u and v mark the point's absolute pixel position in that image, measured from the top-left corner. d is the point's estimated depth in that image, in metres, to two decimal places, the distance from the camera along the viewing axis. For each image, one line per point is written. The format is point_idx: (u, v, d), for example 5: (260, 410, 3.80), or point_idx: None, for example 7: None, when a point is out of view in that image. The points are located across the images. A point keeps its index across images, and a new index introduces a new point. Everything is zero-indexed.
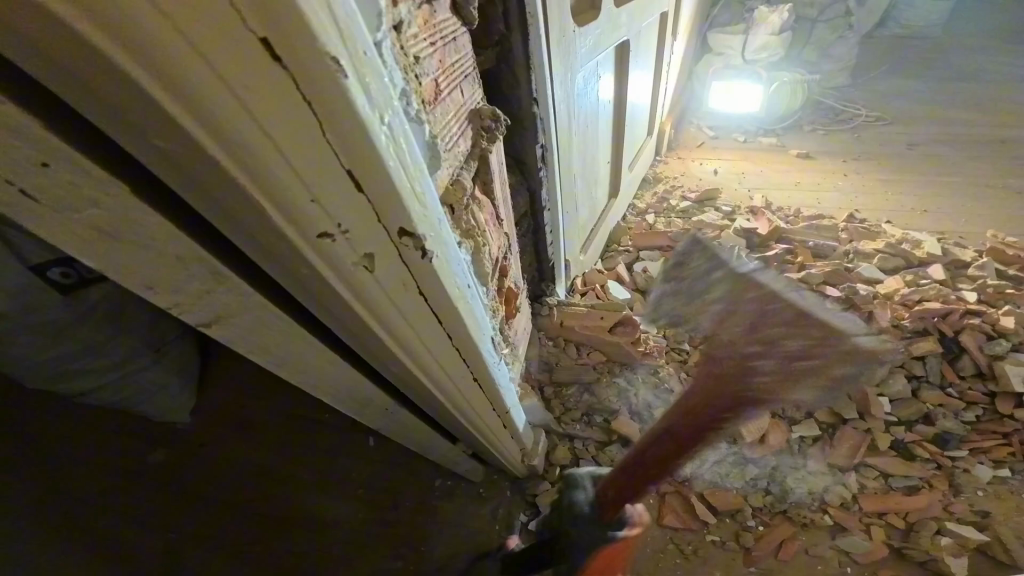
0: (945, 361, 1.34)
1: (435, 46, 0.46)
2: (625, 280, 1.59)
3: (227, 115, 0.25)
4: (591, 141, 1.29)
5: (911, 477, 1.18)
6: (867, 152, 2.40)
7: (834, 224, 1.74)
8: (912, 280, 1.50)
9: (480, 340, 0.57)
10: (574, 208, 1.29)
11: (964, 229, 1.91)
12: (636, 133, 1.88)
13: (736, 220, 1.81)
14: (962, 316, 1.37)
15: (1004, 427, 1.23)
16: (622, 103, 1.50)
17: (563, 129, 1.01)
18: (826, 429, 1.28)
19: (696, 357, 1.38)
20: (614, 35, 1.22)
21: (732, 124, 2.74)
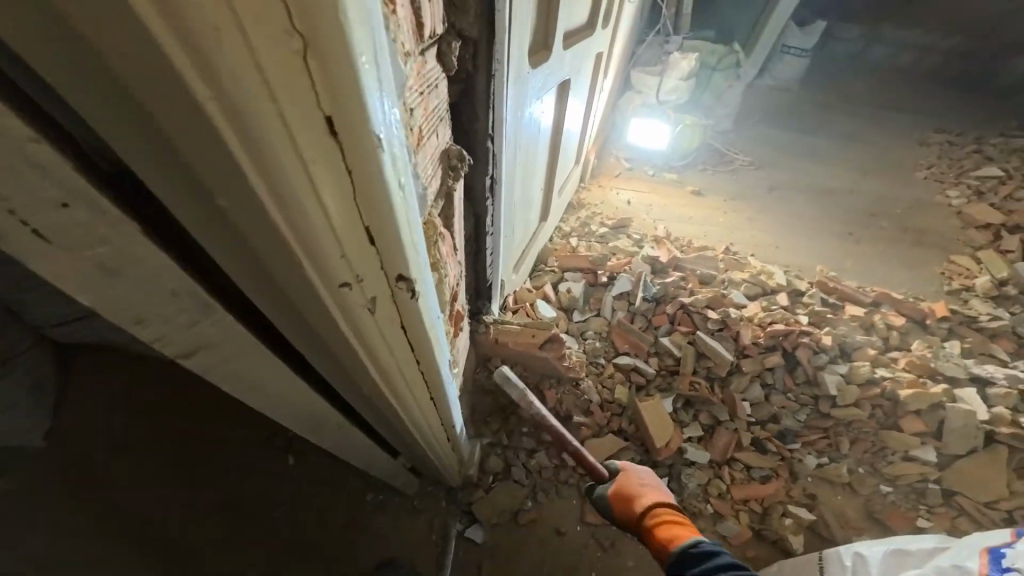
0: (786, 370, 1.65)
1: (422, 95, 0.52)
2: (551, 298, 1.73)
3: (286, 180, 0.29)
4: (529, 169, 1.40)
5: (765, 467, 1.48)
6: (740, 194, 2.90)
7: (716, 255, 2.09)
8: (767, 305, 1.82)
9: (442, 365, 0.62)
10: (511, 231, 1.38)
11: (806, 263, 2.40)
12: (566, 161, 2.06)
13: (643, 248, 2.07)
14: (798, 334, 1.68)
15: (825, 422, 1.57)
16: (557, 136, 1.64)
17: (510, 163, 1.11)
18: (706, 429, 1.53)
19: (610, 371, 1.56)
20: (557, 77, 1.34)
21: (645, 159, 3.12)
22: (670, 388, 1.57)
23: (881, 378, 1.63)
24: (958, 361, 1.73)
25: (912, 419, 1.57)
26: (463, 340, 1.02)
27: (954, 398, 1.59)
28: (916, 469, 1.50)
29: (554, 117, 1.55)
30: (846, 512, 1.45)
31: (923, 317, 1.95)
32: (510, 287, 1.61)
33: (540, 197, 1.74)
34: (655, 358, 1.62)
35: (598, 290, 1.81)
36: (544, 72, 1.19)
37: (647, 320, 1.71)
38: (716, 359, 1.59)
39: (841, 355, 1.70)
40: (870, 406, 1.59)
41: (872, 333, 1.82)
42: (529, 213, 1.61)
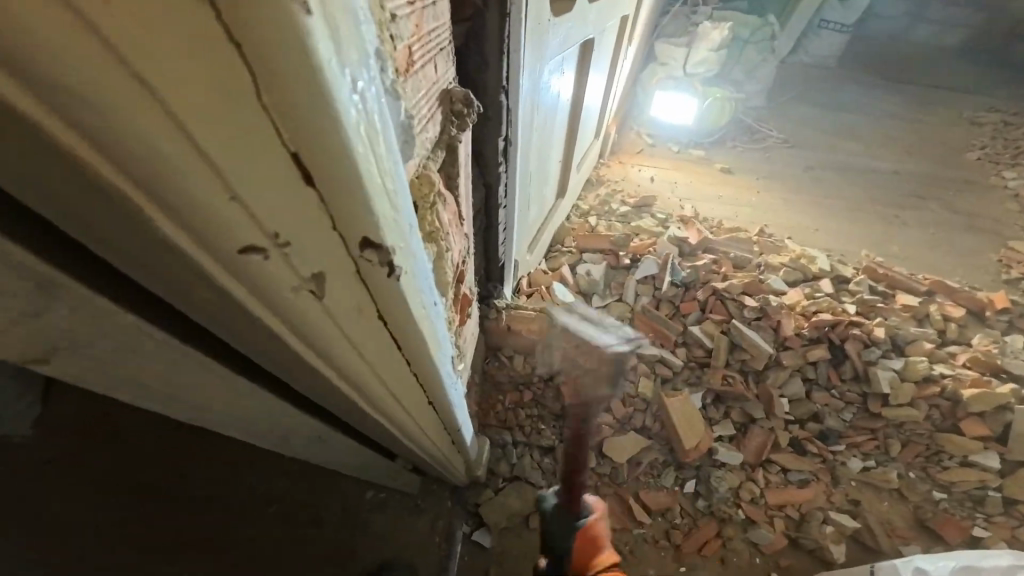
0: (831, 366, 1.48)
1: (412, 5, 0.37)
2: (568, 282, 1.60)
3: (95, 77, 0.17)
4: (547, 138, 1.25)
5: (804, 470, 1.34)
6: (775, 172, 2.68)
7: (750, 237, 1.90)
8: (810, 293, 1.64)
9: (439, 361, 0.50)
10: (526, 207, 1.24)
11: (848, 247, 2.20)
12: (587, 133, 1.89)
13: (669, 229, 1.91)
14: (846, 325, 1.50)
15: (873, 423, 1.42)
16: (580, 101, 1.48)
17: (527, 124, 0.97)
18: (739, 429, 1.40)
19: (634, 364, 1.42)
20: (582, 26, 1.17)
21: (671, 134, 2.91)
22: (700, 382, 1.43)
23: (938, 375, 1.45)
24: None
25: (973, 421, 1.40)
26: (473, 326, 0.91)
27: (1021, 400, 1.41)
28: (975, 477, 1.34)
29: (577, 77, 1.38)
30: (894, 522, 1.30)
31: (983, 308, 1.75)
32: (524, 268, 1.47)
33: (559, 170, 1.59)
34: (682, 348, 1.48)
35: (621, 273, 1.66)
36: (568, 17, 1.02)
37: (675, 308, 1.56)
38: (752, 352, 1.44)
39: (892, 349, 1.52)
40: (926, 406, 1.42)
41: (926, 325, 1.64)
42: (547, 187, 1.47)
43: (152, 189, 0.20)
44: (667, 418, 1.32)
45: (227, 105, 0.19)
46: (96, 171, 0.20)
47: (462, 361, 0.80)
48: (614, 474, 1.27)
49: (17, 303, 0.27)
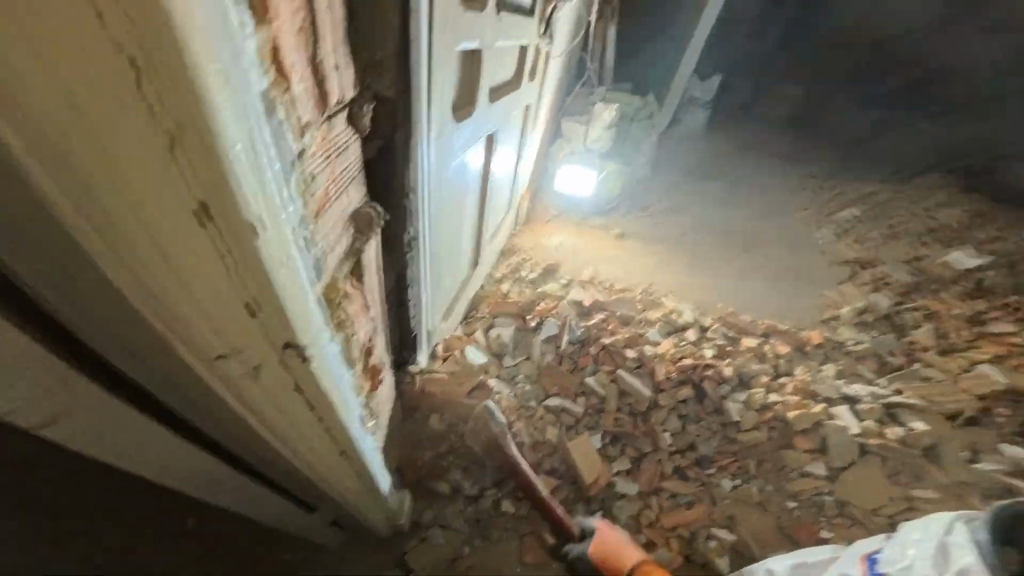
0: (697, 402, 1.83)
1: (329, 155, 0.71)
2: (482, 343, 1.84)
3: (138, 246, 0.43)
4: (457, 216, 1.51)
5: (689, 494, 1.67)
6: (658, 236, 3.23)
7: (635, 296, 2.30)
8: (676, 342, 2.03)
9: (330, 409, 0.75)
10: (440, 276, 1.46)
11: (714, 299, 2.70)
12: (499, 202, 2.21)
13: (569, 292, 2.25)
14: (702, 368, 1.88)
15: (732, 446, 1.76)
16: (488, 176, 1.77)
17: (436, 224, 1.23)
18: (635, 463, 1.71)
19: (540, 413, 1.71)
20: (479, 143, 1.50)
21: (574, 205, 3.39)
22: (596, 426, 1.73)
23: (773, 402, 1.86)
24: (834, 382, 2.01)
25: (801, 438, 1.79)
26: (389, 378, 1.14)
27: (831, 415, 1.85)
28: (810, 484, 1.70)
29: (484, 159, 1.69)
30: (761, 531, 1.60)
31: (806, 344, 2.25)
32: (439, 336, 1.67)
33: (470, 247, 1.86)
34: (581, 398, 1.77)
35: (528, 334, 1.91)
36: (465, 142, 1.34)
37: (574, 362, 1.85)
38: (636, 397, 1.77)
39: (739, 383, 1.91)
40: (767, 428, 1.79)
41: (766, 361, 2.08)
42: (462, 252, 1.72)
43: (148, 298, 0.47)
44: (574, 460, 1.62)
45: (193, 264, 0.46)
46: (125, 292, 0.46)
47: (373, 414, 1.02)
48: (532, 516, 1.45)
49: (42, 381, 0.49)
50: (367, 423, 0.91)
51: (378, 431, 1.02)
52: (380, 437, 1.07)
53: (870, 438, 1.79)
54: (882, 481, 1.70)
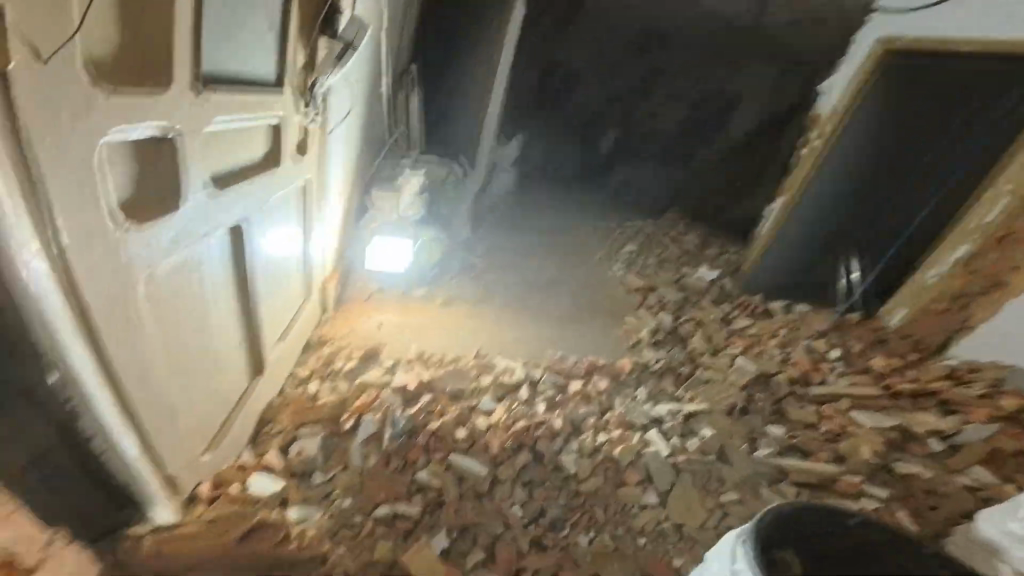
0: (538, 463, 1.91)
1: None
2: (276, 466, 1.78)
3: None
4: (179, 305, 1.42)
5: (548, 566, 1.67)
6: (482, 297, 3.30)
7: (465, 364, 2.31)
8: (509, 406, 2.07)
9: None
10: (157, 385, 1.37)
11: (540, 343, 2.89)
12: (286, 287, 2.10)
13: (394, 376, 2.18)
14: (532, 431, 1.97)
15: (581, 498, 1.84)
16: (243, 267, 1.72)
17: (105, 347, 1.17)
18: (490, 548, 1.68)
19: (367, 528, 1.64)
20: (195, 245, 1.43)
21: (392, 278, 3.24)
22: (436, 523, 1.69)
23: (601, 443, 2.02)
24: (642, 409, 2.26)
25: (629, 472, 1.95)
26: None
27: (646, 442, 2.07)
28: (653, 515, 1.88)
29: (231, 250, 1.65)
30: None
31: (617, 375, 2.52)
32: (187, 466, 1.55)
33: (229, 352, 1.73)
34: (416, 496, 1.74)
35: (342, 438, 1.89)
36: (157, 250, 1.28)
37: (403, 457, 1.81)
38: (473, 479, 1.77)
39: (572, 431, 2.04)
40: (602, 470, 1.93)
41: (590, 402, 2.24)
42: (210, 350, 1.61)
43: None
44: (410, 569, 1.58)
45: None
46: None
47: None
48: None
49: None
50: None
51: None
52: None
53: (678, 454, 2.06)
54: (695, 492, 1.95)
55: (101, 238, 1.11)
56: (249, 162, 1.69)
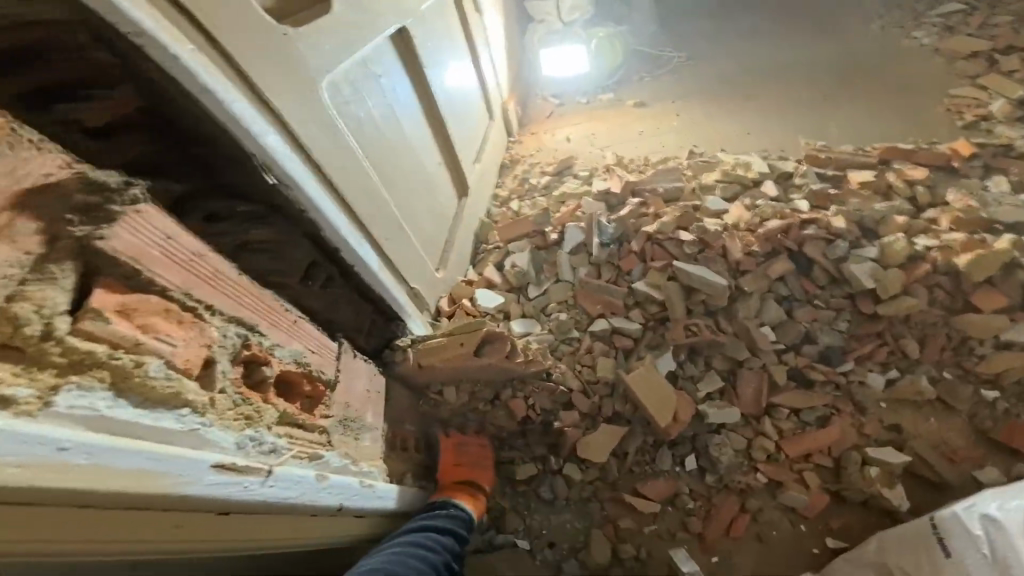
0: (802, 275, 1.17)
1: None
2: (496, 282, 1.37)
3: None
4: (381, 135, 0.97)
5: (818, 408, 1.11)
6: (709, 83, 2.06)
7: (677, 162, 1.57)
8: (750, 202, 1.29)
9: (185, 475, 0.46)
10: (393, 229, 1.01)
11: (818, 123, 1.74)
12: (473, 121, 1.57)
13: (594, 184, 1.59)
14: (799, 226, 1.18)
15: (876, 326, 1.12)
16: (427, 84, 1.16)
17: (327, 167, 0.79)
18: (727, 377, 1.17)
19: (589, 345, 1.20)
20: (371, 48, 0.94)
21: (570, 90, 2.24)
22: (663, 343, 1.18)
23: (924, 248, 1.13)
24: (1012, 200, 1.18)
25: (987, 291, 1.09)
26: (298, 353, 0.71)
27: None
28: (1019, 360, 1.06)
29: (410, 68, 1.11)
30: (952, 443, 1.06)
31: (948, 161, 1.33)
32: (432, 291, 1.25)
33: (441, 182, 1.28)
34: (636, 310, 1.22)
35: (549, 252, 1.41)
36: (337, 52, 0.83)
37: (615, 269, 1.29)
38: (708, 290, 1.15)
39: (862, 237, 1.18)
40: (925, 290, 1.10)
41: (892, 199, 1.25)
42: (427, 187, 1.20)
43: None
44: (636, 396, 1.12)
45: None
46: None
47: (258, 429, 0.59)
48: (603, 475, 1.15)
49: None
50: (268, 450, 0.59)
51: (298, 456, 0.64)
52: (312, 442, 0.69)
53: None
54: None
55: (255, 28, 0.67)
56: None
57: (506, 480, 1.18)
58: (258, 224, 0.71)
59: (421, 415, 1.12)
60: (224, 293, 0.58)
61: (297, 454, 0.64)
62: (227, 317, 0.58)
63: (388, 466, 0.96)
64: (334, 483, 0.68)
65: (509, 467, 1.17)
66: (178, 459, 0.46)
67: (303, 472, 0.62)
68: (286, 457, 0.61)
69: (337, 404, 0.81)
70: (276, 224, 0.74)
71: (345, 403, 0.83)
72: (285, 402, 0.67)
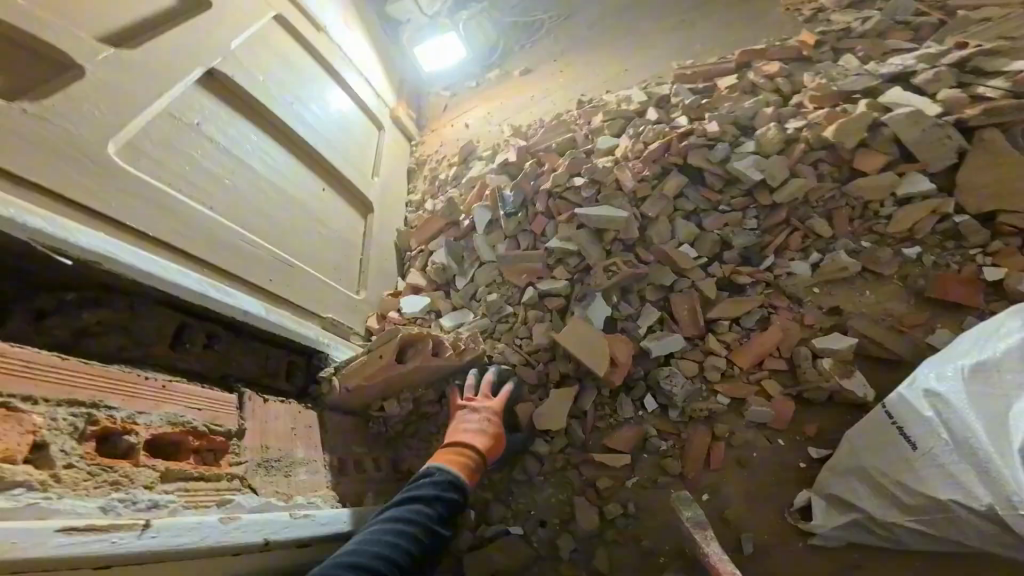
0: (699, 185, 1.16)
1: None
2: (422, 285, 1.32)
3: None
4: (223, 184, 0.92)
5: (754, 309, 1.04)
6: (586, 35, 2.06)
7: (567, 116, 1.56)
8: (634, 132, 1.29)
9: (33, 539, 0.42)
10: (272, 267, 0.96)
11: (695, 41, 1.75)
12: (361, 138, 1.53)
13: (495, 159, 1.53)
14: (679, 139, 1.18)
15: (780, 215, 1.08)
16: (273, 116, 1.13)
17: (144, 229, 0.73)
18: (662, 307, 1.11)
19: (525, 315, 1.15)
20: (173, 97, 0.88)
21: (457, 79, 2.22)
22: (589, 293, 1.13)
23: (796, 129, 1.11)
24: (856, 72, 1.19)
25: (865, 154, 1.06)
26: (172, 416, 0.66)
27: (889, 109, 1.08)
28: (923, 211, 1.00)
29: (246, 111, 1.06)
30: (897, 311, 0.98)
31: (799, 52, 1.33)
32: (355, 314, 1.19)
33: (332, 207, 1.24)
34: (558, 268, 1.18)
35: (466, 239, 1.35)
36: (114, 109, 0.77)
37: (529, 234, 1.25)
38: (615, 226, 1.13)
39: (739, 136, 1.17)
40: (810, 165, 1.09)
41: (758, 94, 1.25)
42: (312, 217, 1.15)
43: None
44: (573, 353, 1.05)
45: None
46: None
47: (129, 491, 0.55)
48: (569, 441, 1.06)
49: None
50: (142, 507, 0.55)
51: (188, 508, 0.59)
52: (206, 493, 0.64)
53: (965, 111, 1.02)
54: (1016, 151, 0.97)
55: None
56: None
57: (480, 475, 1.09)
58: (91, 307, 0.66)
59: (371, 436, 1.07)
60: (43, 380, 0.54)
61: (188, 505, 0.60)
62: (53, 402, 0.54)
63: (340, 492, 0.89)
64: (249, 521, 0.63)
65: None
66: (17, 528, 0.42)
67: (197, 518, 0.57)
68: (173, 509, 0.57)
69: (251, 450, 0.76)
70: (111, 303, 0.68)
71: (267, 446, 0.80)
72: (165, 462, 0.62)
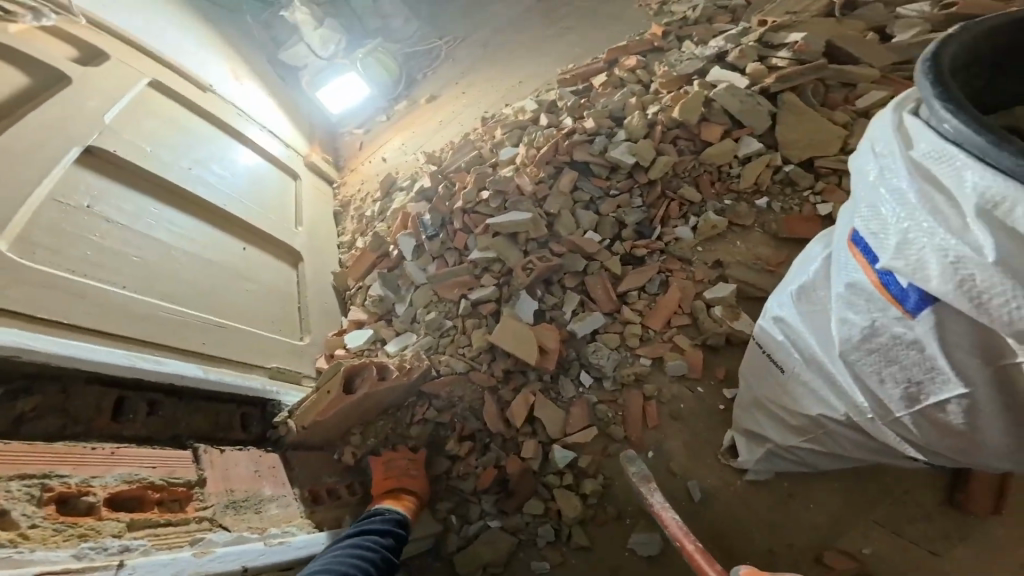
0: (591, 176, 1.29)
1: None
2: (363, 319, 1.39)
3: None
4: (129, 258, 0.96)
5: (654, 276, 1.17)
6: (479, 56, 2.19)
7: (471, 135, 1.68)
8: (527, 140, 1.41)
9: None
10: (198, 326, 1.00)
11: (573, 47, 1.90)
12: (279, 192, 1.59)
13: (413, 188, 1.62)
14: (564, 139, 1.32)
15: (659, 189, 1.22)
16: (178, 187, 1.17)
17: (50, 316, 0.77)
18: (580, 291, 1.21)
19: (462, 325, 1.24)
20: (57, 185, 0.92)
21: (367, 115, 2.28)
22: (515, 292, 1.22)
23: (655, 113, 1.27)
24: (689, 56, 1.36)
25: (707, 127, 1.23)
26: (125, 475, 0.72)
27: (713, 85, 1.26)
28: (762, 165, 1.19)
29: (140, 184, 1.09)
30: (763, 254, 1.14)
31: (652, 44, 1.50)
32: (300, 359, 1.24)
33: (256, 263, 1.28)
34: (485, 275, 1.27)
35: (398, 267, 1.43)
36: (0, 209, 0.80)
37: (455, 250, 1.34)
38: (527, 225, 1.23)
39: (616, 126, 1.32)
40: (670, 142, 1.24)
41: (626, 87, 1.40)
42: (234, 273, 1.19)
43: None
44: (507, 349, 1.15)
45: None
46: None
47: (98, 539, 0.60)
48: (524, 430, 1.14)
49: None
50: (116, 550, 0.60)
51: (161, 547, 0.64)
52: (179, 536, 0.69)
53: (765, 80, 1.24)
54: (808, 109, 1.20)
55: None
56: (48, 102, 1.02)
57: (452, 482, 1.14)
58: (22, 396, 0.70)
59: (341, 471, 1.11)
60: None
61: (160, 546, 0.64)
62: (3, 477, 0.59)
63: (316, 518, 0.94)
64: (224, 552, 0.68)
65: (452, 466, 1.15)
66: None
67: (171, 556, 0.62)
68: (144, 550, 0.62)
69: (214, 495, 0.81)
70: (43, 388, 0.73)
71: (231, 490, 0.84)
72: (128, 514, 0.67)
